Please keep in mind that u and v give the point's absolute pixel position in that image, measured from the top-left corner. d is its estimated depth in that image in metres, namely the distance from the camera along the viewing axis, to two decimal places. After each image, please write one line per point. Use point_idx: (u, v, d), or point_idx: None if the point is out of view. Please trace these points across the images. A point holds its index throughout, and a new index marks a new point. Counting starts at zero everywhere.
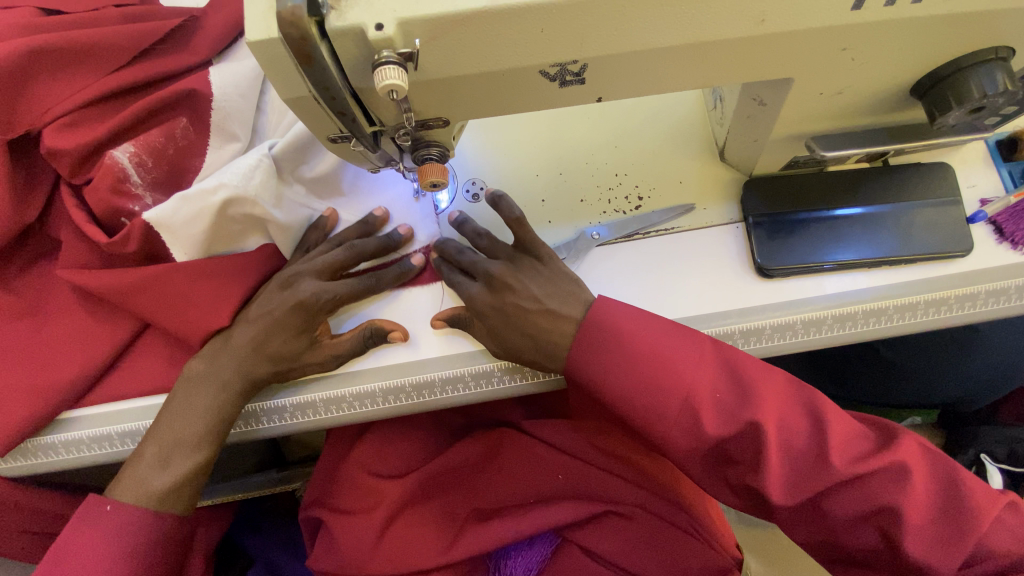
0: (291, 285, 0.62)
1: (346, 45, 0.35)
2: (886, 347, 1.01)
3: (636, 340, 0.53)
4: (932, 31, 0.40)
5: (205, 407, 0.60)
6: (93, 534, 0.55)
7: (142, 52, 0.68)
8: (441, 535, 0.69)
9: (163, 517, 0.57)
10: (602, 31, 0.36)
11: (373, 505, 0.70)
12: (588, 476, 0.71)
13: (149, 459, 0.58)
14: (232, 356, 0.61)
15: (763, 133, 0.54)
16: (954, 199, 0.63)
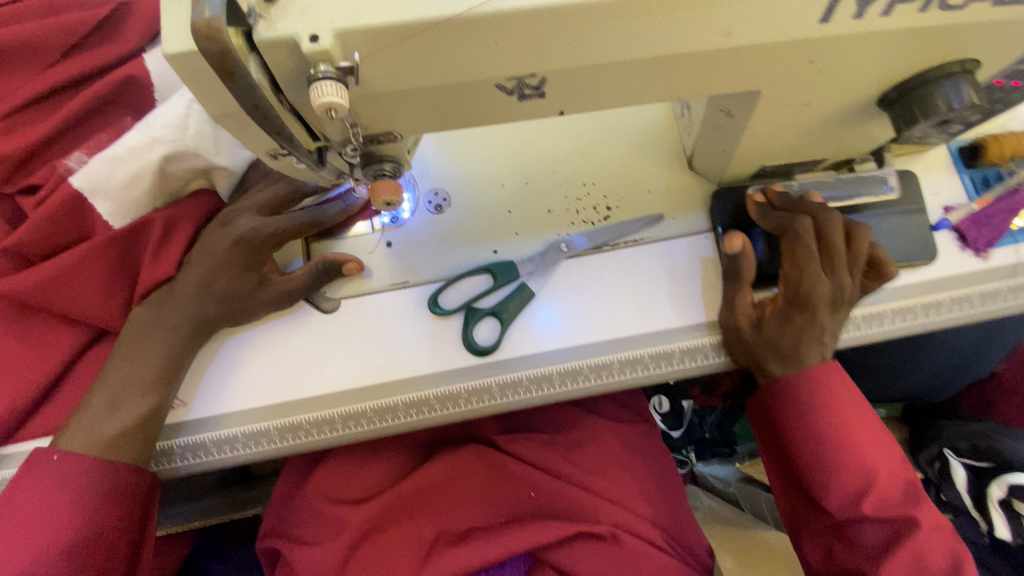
0: (230, 226, 0.58)
1: (279, 56, 0.31)
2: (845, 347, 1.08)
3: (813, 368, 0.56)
4: (900, 45, 0.39)
5: (160, 353, 0.56)
6: (40, 486, 0.49)
7: (71, 47, 0.62)
8: (410, 556, 0.64)
9: (113, 467, 0.51)
10: (560, 44, 0.33)
11: (336, 533, 0.66)
12: (563, 493, 0.69)
13: (96, 409, 0.53)
14: (179, 303, 0.57)
15: (731, 143, 0.52)
16: (918, 206, 0.63)
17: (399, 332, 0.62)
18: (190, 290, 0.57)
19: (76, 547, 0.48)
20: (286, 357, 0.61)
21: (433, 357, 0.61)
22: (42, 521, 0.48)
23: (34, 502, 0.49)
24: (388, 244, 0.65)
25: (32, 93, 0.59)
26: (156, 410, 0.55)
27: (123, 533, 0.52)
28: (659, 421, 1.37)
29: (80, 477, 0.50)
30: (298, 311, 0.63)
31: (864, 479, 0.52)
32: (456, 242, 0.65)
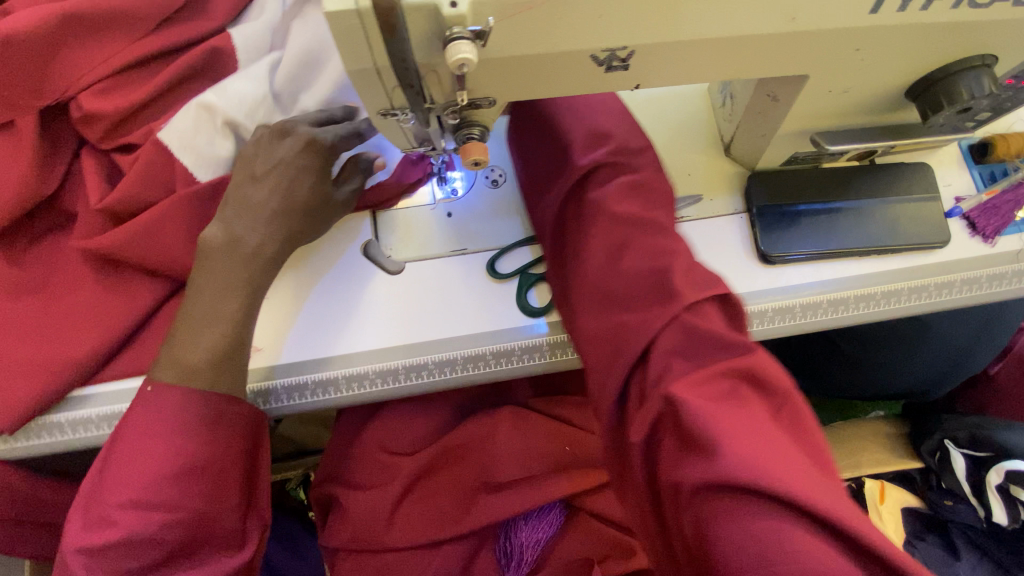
0: (259, 174, 0.60)
1: (420, 20, 0.37)
2: (845, 342, 1.12)
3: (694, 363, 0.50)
4: (934, 37, 0.45)
5: (245, 281, 0.58)
6: (143, 416, 0.53)
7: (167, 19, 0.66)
8: (456, 508, 0.72)
9: (201, 392, 0.54)
10: (652, 20, 0.39)
11: (391, 478, 0.73)
12: (597, 452, 0.75)
13: (185, 342, 0.56)
14: (252, 222, 0.59)
15: (773, 127, 0.58)
16: (933, 195, 0.69)
17: (460, 296, 0.67)
18: (257, 221, 0.59)
19: (178, 477, 0.52)
20: (349, 317, 0.66)
21: (489, 319, 0.66)
22: (145, 452, 0.52)
23: (139, 435, 0.53)
24: (448, 215, 0.70)
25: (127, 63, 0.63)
26: (238, 324, 0.57)
27: (224, 463, 0.55)
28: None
29: (171, 407, 0.53)
30: (365, 271, 0.68)
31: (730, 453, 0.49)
32: (511, 214, 0.70)
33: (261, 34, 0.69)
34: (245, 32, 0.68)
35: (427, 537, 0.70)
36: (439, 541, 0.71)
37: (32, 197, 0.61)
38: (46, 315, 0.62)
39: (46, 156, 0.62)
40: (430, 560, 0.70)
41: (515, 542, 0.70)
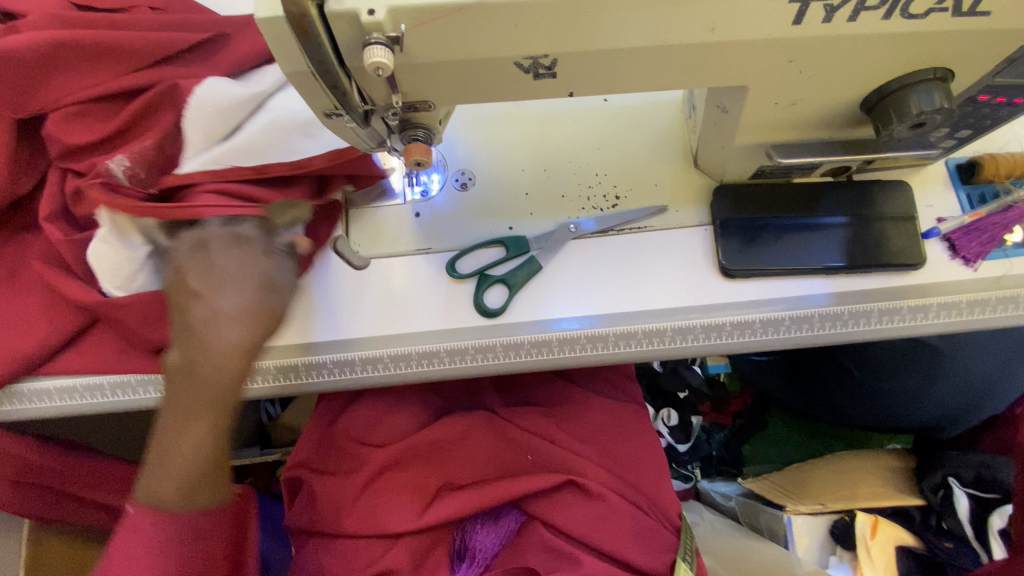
0: (199, 287, 0.51)
1: (342, 27, 0.40)
2: (859, 369, 1.10)
3: None
4: (871, 50, 0.45)
5: (211, 399, 0.50)
6: (130, 539, 0.49)
7: (163, 58, 0.69)
8: (416, 500, 0.72)
9: (184, 515, 0.50)
10: (568, 29, 0.41)
11: (356, 468, 0.75)
12: (557, 456, 0.75)
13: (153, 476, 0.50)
14: (213, 325, 0.50)
15: (728, 139, 0.58)
16: (911, 215, 0.67)
17: (423, 293, 0.69)
18: (224, 329, 0.50)
19: None
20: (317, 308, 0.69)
21: (447, 318, 0.68)
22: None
23: (123, 557, 0.49)
24: (417, 215, 0.72)
25: (104, 90, 0.65)
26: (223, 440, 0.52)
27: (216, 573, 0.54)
28: (665, 433, 1.38)
29: (163, 530, 0.50)
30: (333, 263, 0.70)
31: None
32: (478, 217, 0.72)
33: (238, 93, 0.67)
34: (216, 85, 0.67)
35: (387, 530, 0.71)
36: (398, 534, 0.71)
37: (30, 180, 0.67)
38: (24, 300, 0.67)
39: (29, 158, 0.67)
40: (386, 550, 0.71)
41: (471, 544, 0.71)
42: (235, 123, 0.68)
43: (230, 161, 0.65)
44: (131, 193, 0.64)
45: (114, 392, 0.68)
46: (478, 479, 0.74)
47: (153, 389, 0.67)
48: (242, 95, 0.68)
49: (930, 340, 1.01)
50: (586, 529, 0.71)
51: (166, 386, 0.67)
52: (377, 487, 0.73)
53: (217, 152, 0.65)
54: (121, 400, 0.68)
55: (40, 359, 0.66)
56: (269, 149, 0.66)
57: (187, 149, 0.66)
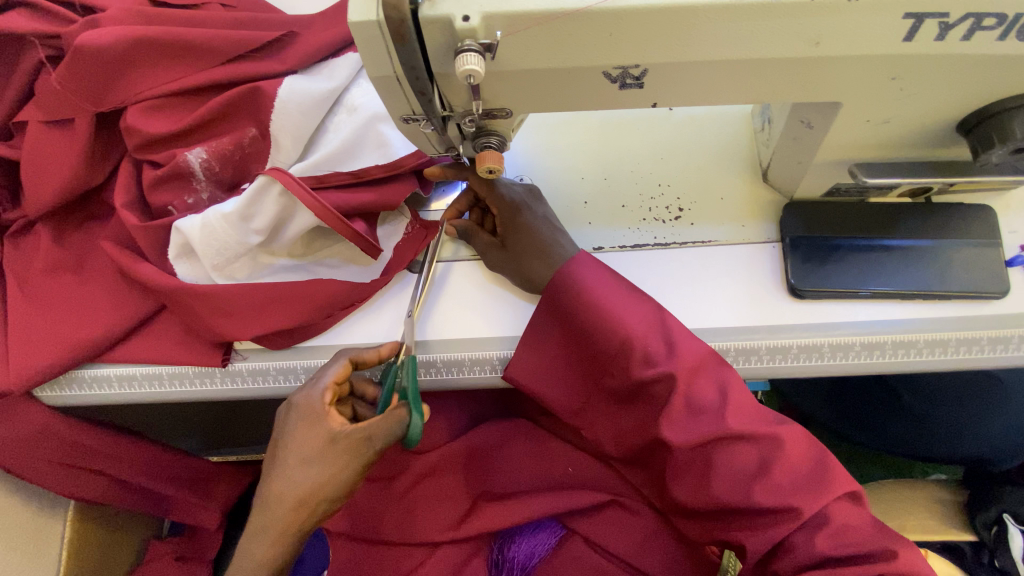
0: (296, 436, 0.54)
1: (434, 32, 0.39)
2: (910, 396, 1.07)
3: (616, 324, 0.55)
4: (981, 70, 0.42)
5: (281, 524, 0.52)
6: None
7: (238, 56, 0.69)
8: (454, 510, 0.71)
9: None
10: (663, 40, 0.39)
11: (395, 473, 0.74)
12: (599, 472, 0.73)
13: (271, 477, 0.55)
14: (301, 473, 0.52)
15: (808, 155, 0.56)
16: (995, 241, 0.63)
17: (476, 298, 0.67)
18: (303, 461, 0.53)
19: None
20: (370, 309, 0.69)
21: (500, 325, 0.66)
22: None
23: None
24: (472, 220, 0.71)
25: (182, 88, 0.66)
26: (358, 455, 0.53)
27: None
28: None
29: None
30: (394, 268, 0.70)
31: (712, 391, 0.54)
32: None
33: (314, 92, 0.69)
34: (295, 86, 0.68)
35: (428, 535, 0.70)
36: (433, 543, 0.70)
37: (102, 171, 0.69)
38: (92, 290, 0.68)
39: (102, 152, 0.69)
40: (425, 558, 0.70)
41: (509, 556, 0.69)
42: (314, 125, 0.69)
43: (323, 168, 0.66)
44: (208, 186, 0.67)
45: (172, 382, 0.69)
46: (519, 489, 0.72)
47: (208, 380, 0.68)
48: (323, 93, 0.69)
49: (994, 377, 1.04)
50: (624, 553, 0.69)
51: (223, 379, 0.68)
52: (418, 490, 0.73)
53: (314, 158, 0.66)
54: (180, 391, 0.69)
55: (105, 348, 0.68)
56: (357, 154, 0.68)
57: (278, 153, 0.68)
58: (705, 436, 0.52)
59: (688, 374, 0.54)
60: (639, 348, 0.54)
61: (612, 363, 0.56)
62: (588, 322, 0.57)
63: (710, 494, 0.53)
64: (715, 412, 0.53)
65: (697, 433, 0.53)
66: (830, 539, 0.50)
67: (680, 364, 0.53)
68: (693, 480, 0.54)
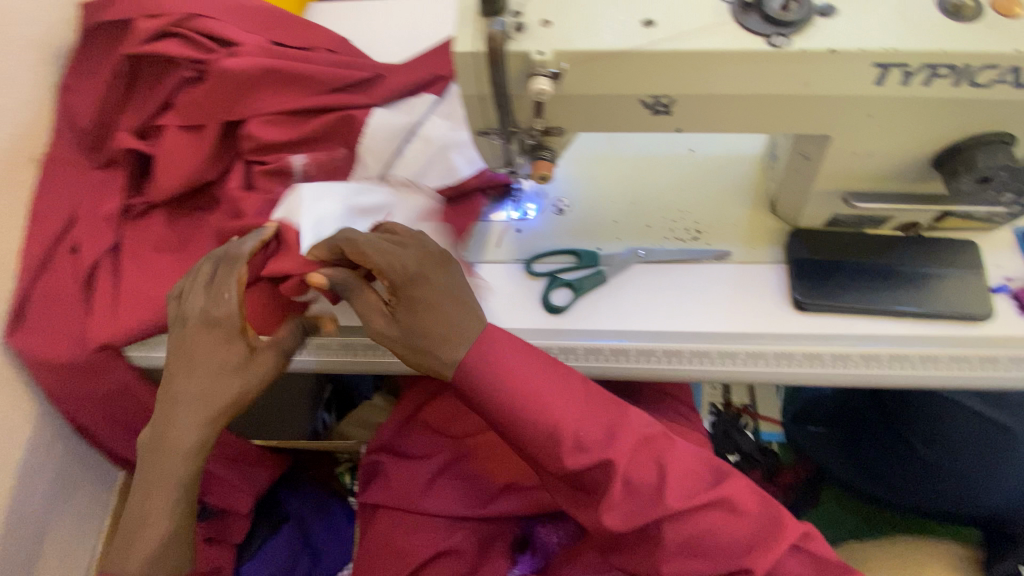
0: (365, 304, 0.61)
1: (516, 62, 0.52)
2: (921, 446, 1.09)
3: (541, 403, 0.57)
4: (941, 112, 0.53)
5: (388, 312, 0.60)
6: None
7: (339, 87, 0.85)
8: (477, 492, 0.76)
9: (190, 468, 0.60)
10: (687, 76, 0.52)
11: (431, 452, 0.80)
12: None
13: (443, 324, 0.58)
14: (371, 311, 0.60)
15: (807, 184, 0.66)
16: (979, 271, 0.71)
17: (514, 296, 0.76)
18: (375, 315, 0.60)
19: None
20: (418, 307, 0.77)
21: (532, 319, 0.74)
22: None
23: None
24: (517, 231, 0.82)
25: (292, 108, 0.81)
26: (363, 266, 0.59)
27: None
28: None
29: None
30: None
31: (655, 470, 0.58)
32: (569, 237, 0.80)
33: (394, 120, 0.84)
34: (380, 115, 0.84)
35: (457, 511, 0.74)
36: (455, 519, 0.75)
37: (215, 171, 0.83)
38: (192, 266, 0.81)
39: (218, 155, 0.83)
40: (445, 535, 0.73)
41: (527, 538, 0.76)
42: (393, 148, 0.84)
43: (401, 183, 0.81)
44: None
45: None
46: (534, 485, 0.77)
47: None
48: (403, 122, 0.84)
49: (988, 414, 0.98)
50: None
51: (292, 350, 0.78)
52: (449, 472, 0.78)
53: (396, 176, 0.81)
54: None
55: None
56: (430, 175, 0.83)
57: (361, 165, 0.82)
58: (641, 517, 0.58)
59: (629, 458, 0.58)
60: (565, 440, 0.57)
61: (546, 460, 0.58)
62: (522, 421, 0.57)
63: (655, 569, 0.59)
64: (654, 489, 0.58)
65: (637, 517, 0.58)
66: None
67: (615, 452, 0.57)
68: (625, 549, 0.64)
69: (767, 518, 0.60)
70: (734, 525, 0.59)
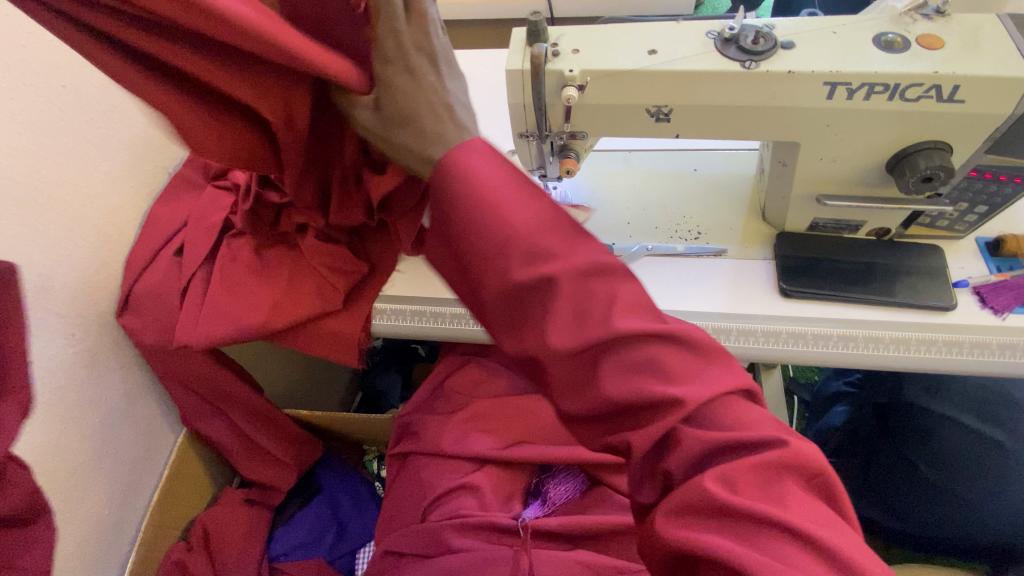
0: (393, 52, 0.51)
1: (552, 78, 0.70)
2: (925, 466, 1.08)
3: (488, 193, 0.45)
4: (884, 122, 0.68)
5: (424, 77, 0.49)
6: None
7: None
8: (498, 441, 0.84)
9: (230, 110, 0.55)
10: (681, 90, 0.69)
11: (458, 406, 0.89)
12: None
13: (424, 98, 0.49)
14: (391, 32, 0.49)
15: (788, 188, 0.80)
16: (943, 269, 0.82)
17: None
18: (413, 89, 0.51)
19: None
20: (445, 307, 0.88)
21: None
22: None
23: None
24: None
25: None
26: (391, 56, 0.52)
27: None
28: None
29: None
30: None
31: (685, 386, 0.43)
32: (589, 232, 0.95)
33: None
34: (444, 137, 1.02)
35: (477, 455, 0.82)
36: (480, 459, 0.82)
37: None
38: None
39: None
40: (470, 470, 0.83)
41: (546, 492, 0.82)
42: None
43: None
44: None
45: None
46: (547, 440, 0.85)
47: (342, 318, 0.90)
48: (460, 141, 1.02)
49: (987, 432, 1.03)
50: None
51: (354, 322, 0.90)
52: (470, 424, 0.87)
53: None
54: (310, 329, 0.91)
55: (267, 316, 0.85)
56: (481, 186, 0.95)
57: None
58: (591, 336, 0.43)
59: (569, 271, 0.44)
60: (517, 244, 0.44)
61: (490, 279, 0.46)
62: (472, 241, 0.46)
63: (600, 395, 0.44)
64: (604, 311, 0.44)
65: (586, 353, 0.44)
66: (712, 431, 0.42)
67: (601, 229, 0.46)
68: (578, 381, 0.45)
69: (704, 339, 0.45)
70: (676, 358, 0.44)
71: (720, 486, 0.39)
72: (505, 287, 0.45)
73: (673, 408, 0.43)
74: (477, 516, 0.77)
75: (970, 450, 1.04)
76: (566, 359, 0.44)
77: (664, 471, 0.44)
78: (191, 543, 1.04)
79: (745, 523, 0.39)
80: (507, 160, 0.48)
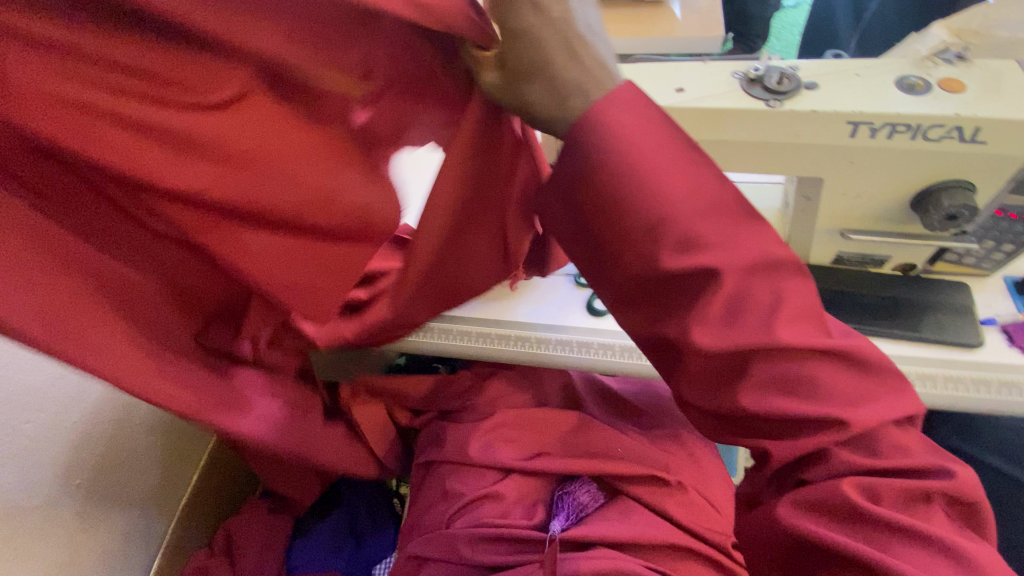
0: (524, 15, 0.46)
1: None
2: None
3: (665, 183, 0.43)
4: (906, 160, 0.70)
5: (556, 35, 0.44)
6: None
7: None
8: (523, 450, 0.86)
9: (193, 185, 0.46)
10: (705, 125, 0.72)
11: (483, 416, 0.91)
12: (642, 452, 0.86)
13: (544, 50, 0.44)
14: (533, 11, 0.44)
15: (811, 221, 0.82)
16: (970, 306, 0.82)
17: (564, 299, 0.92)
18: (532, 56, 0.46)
19: None
20: (523, 331, 0.91)
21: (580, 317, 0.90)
22: None
23: None
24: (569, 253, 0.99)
25: None
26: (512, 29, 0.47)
27: None
28: None
29: None
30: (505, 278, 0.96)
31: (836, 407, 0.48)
32: None
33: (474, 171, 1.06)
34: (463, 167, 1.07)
35: (501, 465, 0.84)
36: (504, 468, 0.84)
37: None
38: None
39: None
40: (493, 481, 0.84)
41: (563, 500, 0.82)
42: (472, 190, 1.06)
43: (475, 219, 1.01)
44: None
45: None
46: (569, 452, 0.86)
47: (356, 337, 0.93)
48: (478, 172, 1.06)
49: (1010, 472, 1.00)
50: (667, 508, 0.79)
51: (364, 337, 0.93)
52: (495, 434, 0.88)
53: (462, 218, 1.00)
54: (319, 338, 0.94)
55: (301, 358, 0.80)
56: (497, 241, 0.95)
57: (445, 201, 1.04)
58: (747, 342, 0.44)
59: (733, 267, 0.43)
60: (688, 226, 0.43)
61: (628, 264, 0.45)
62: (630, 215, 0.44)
63: (735, 402, 0.48)
64: (763, 319, 0.45)
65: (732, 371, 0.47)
66: (865, 452, 0.49)
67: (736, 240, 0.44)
68: (713, 387, 0.48)
69: (881, 363, 0.49)
70: (846, 379, 0.48)
71: (864, 497, 0.49)
72: (649, 270, 0.44)
73: (837, 427, 0.48)
74: (499, 527, 0.78)
75: (1004, 495, 1.01)
76: (711, 358, 0.45)
77: (801, 478, 0.52)
78: (214, 548, 1.09)
79: (872, 533, 0.49)
80: (652, 120, 0.44)
